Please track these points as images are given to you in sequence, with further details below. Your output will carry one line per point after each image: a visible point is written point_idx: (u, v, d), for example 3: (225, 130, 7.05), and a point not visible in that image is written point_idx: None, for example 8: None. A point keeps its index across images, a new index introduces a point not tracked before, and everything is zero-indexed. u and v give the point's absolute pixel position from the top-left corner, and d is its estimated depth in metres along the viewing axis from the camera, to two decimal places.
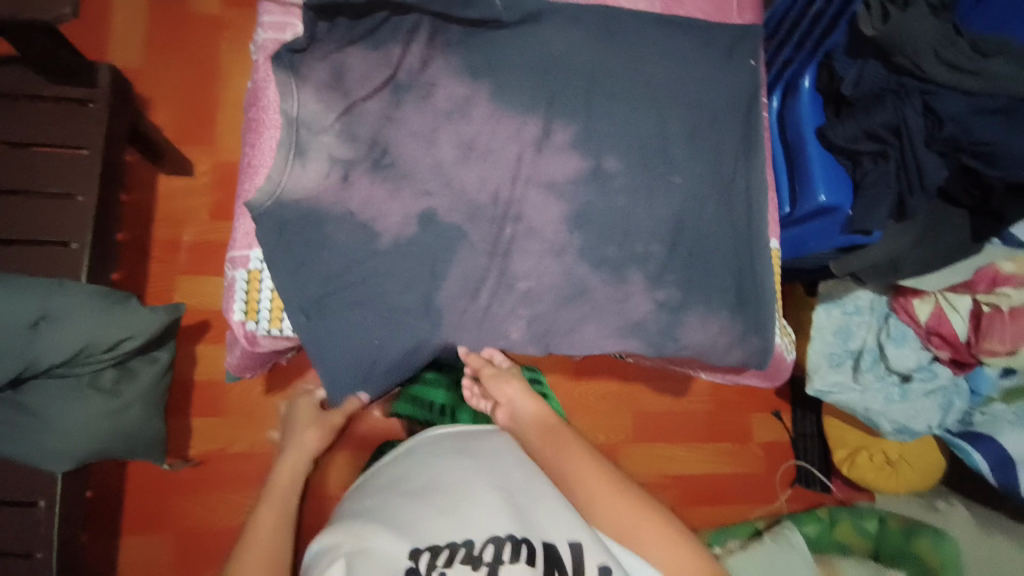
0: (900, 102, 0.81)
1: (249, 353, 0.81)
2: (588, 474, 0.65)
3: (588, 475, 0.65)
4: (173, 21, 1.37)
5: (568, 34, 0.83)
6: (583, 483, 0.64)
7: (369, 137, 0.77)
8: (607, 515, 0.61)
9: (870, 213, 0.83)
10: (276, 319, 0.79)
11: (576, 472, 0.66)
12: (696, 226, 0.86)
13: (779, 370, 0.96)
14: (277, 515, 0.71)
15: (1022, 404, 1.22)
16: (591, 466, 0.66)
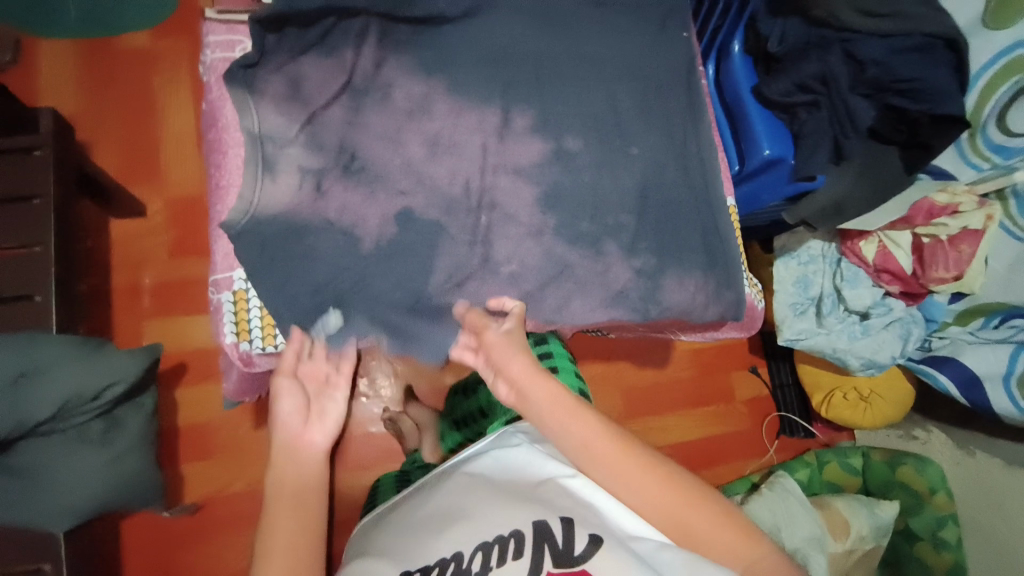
0: (823, 53, 0.88)
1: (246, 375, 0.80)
2: (607, 458, 0.67)
3: (607, 459, 0.67)
4: (100, 60, 1.33)
5: (511, 23, 0.86)
6: (604, 468, 0.67)
7: (336, 143, 0.79)
8: (636, 497, 0.66)
9: (811, 159, 0.90)
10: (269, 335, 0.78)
11: (611, 466, 0.67)
12: (658, 193, 0.91)
13: (753, 319, 1.01)
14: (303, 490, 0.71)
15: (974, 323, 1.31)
16: (628, 456, 0.67)
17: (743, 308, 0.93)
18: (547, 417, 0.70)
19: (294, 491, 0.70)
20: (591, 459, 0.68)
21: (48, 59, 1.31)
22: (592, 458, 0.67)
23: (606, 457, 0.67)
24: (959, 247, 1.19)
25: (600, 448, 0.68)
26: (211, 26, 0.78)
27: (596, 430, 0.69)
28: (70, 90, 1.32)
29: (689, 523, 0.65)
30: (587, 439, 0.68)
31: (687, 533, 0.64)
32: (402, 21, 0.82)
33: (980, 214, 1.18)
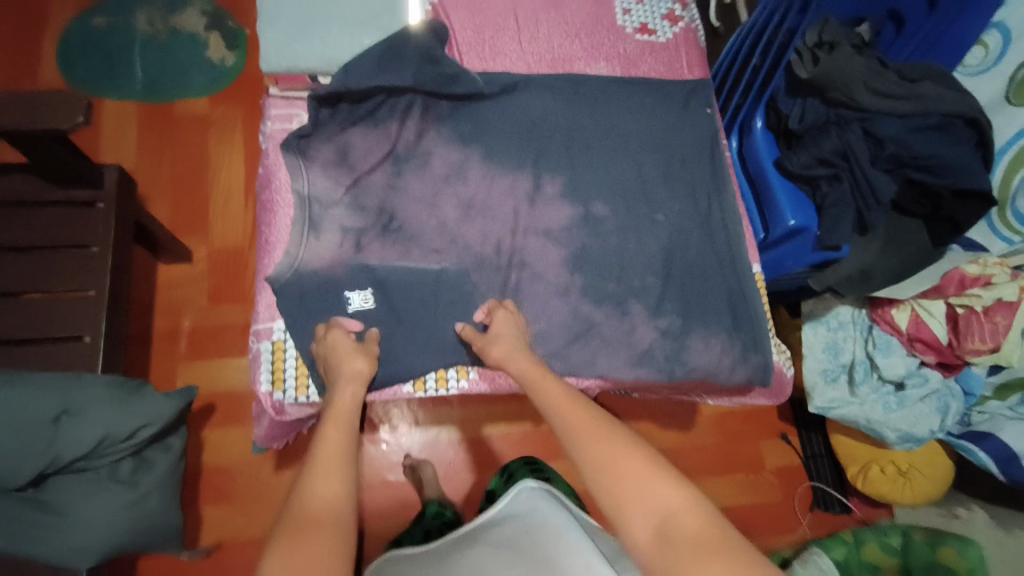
0: (842, 130, 0.92)
1: (276, 422, 0.82)
2: (564, 406, 0.68)
3: (564, 407, 0.67)
4: (165, 122, 1.46)
5: (543, 100, 0.95)
6: (563, 415, 0.66)
7: (378, 205, 0.85)
8: (584, 447, 0.62)
9: (837, 229, 0.92)
10: (302, 385, 0.79)
11: (571, 418, 0.66)
12: (681, 256, 0.94)
13: (782, 386, 0.98)
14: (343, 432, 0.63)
15: (1015, 398, 1.28)
16: (580, 410, 0.67)
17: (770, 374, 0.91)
18: (527, 380, 0.72)
19: (342, 450, 0.60)
20: (548, 407, 0.68)
21: (113, 122, 1.44)
22: (549, 408, 0.68)
23: (570, 418, 0.66)
24: (993, 318, 1.17)
25: (557, 402, 0.68)
26: (272, 102, 0.84)
27: (569, 394, 0.69)
28: (132, 149, 1.44)
29: (623, 480, 0.58)
30: (545, 391, 0.70)
31: (621, 487, 0.58)
32: (444, 97, 0.88)
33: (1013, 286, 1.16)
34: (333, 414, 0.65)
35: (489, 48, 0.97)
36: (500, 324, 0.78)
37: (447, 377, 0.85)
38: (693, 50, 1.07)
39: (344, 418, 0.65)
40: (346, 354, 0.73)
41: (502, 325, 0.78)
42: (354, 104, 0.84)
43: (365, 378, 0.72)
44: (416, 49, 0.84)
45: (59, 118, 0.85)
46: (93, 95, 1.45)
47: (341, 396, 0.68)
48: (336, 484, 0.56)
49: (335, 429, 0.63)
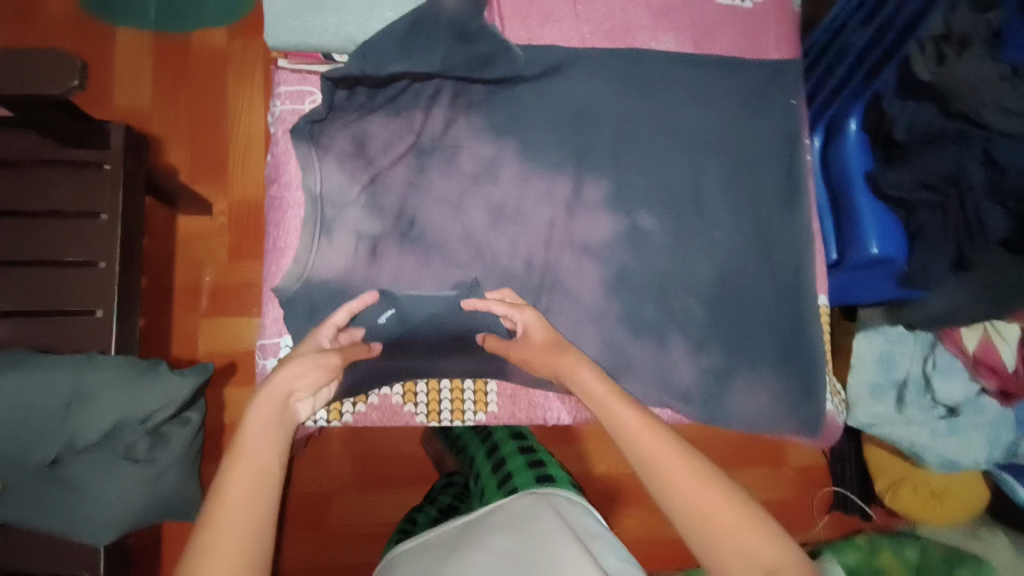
0: (958, 149, 0.75)
1: None
2: (637, 430, 0.59)
3: (638, 431, 0.59)
4: (180, 55, 1.35)
5: (594, 84, 0.81)
6: (635, 443, 0.58)
7: (399, 209, 0.75)
8: (678, 491, 0.55)
9: (928, 268, 0.80)
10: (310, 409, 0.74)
11: (644, 449, 0.57)
12: (736, 283, 0.83)
13: (830, 435, 0.87)
14: (247, 475, 0.53)
15: None
16: (658, 436, 0.58)
17: (822, 427, 0.82)
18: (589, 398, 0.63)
19: (238, 498, 0.52)
20: (616, 431, 0.60)
21: (123, 58, 1.33)
22: (614, 418, 0.60)
23: (643, 448, 0.58)
24: None
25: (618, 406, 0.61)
26: (282, 76, 0.74)
27: (633, 413, 0.60)
28: (145, 90, 1.34)
29: (722, 531, 0.53)
30: (608, 413, 0.61)
31: (723, 540, 0.53)
32: (478, 80, 0.76)
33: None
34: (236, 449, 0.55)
35: (536, 13, 0.80)
36: (539, 335, 0.70)
37: (464, 409, 0.76)
38: (785, 20, 0.87)
39: (259, 459, 0.55)
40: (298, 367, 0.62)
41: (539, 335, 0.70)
42: (372, 87, 0.71)
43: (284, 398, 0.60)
44: (450, 22, 0.70)
45: (51, 83, 0.76)
46: (106, 24, 1.34)
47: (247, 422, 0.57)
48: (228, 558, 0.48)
49: (242, 473, 0.53)
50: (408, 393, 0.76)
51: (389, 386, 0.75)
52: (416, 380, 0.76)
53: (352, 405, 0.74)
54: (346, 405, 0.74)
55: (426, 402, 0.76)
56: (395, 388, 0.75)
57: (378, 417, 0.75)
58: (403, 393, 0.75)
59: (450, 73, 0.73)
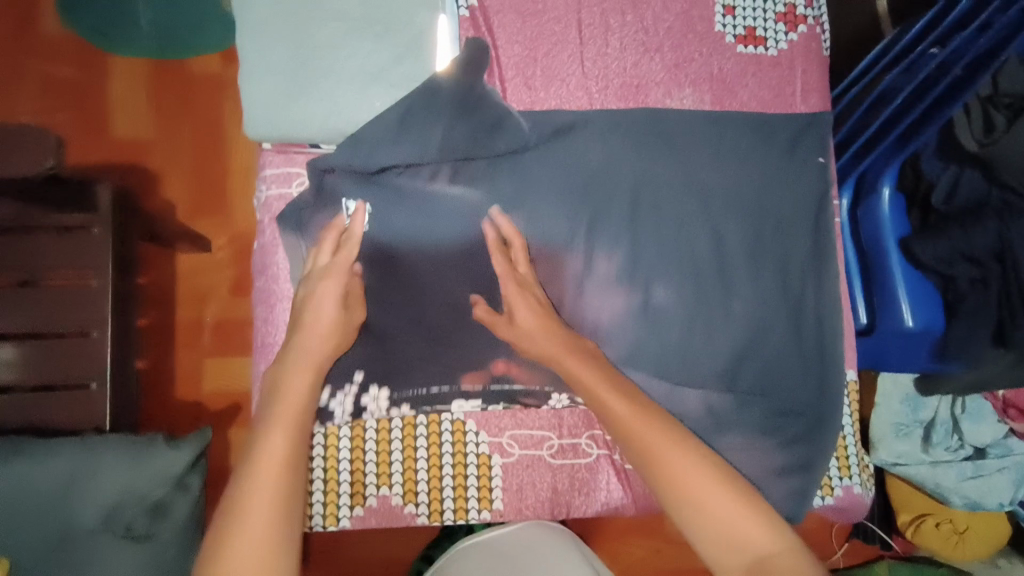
0: (1004, 220, 0.70)
1: None
2: (629, 419, 0.64)
3: (631, 420, 0.64)
4: (174, 78, 1.19)
5: (606, 146, 0.75)
6: (631, 434, 0.63)
7: (397, 295, 0.69)
8: (674, 476, 0.61)
9: (970, 344, 0.73)
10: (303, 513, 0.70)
11: (638, 436, 0.63)
12: (767, 355, 0.77)
13: (853, 510, 0.79)
14: (296, 427, 0.60)
15: None
16: (650, 424, 0.63)
17: (805, 510, 0.73)
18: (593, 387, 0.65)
19: (293, 443, 0.59)
20: (610, 421, 0.65)
21: (119, 88, 1.18)
22: (606, 408, 0.65)
23: (639, 436, 0.63)
24: None
25: (610, 396, 0.65)
26: (267, 159, 0.69)
27: (624, 402, 0.65)
28: (140, 122, 1.18)
29: (715, 517, 0.59)
30: (601, 402, 0.65)
31: (715, 520, 0.59)
32: (479, 154, 0.71)
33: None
34: (282, 401, 0.61)
35: (542, 73, 0.75)
36: (524, 319, 0.67)
37: (467, 507, 0.72)
38: (813, 69, 0.81)
39: (298, 415, 0.61)
40: (314, 318, 0.64)
41: (529, 313, 0.68)
42: (366, 175, 0.68)
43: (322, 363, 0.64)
44: (451, 100, 0.68)
45: (23, 164, 0.71)
46: None
47: (290, 376, 0.63)
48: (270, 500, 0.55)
49: (290, 425, 0.60)
50: (409, 493, 0.72)
51: (389, 487, 0.71)
52: (416, 479, 0.71)
53: (349, 509, 0.70)
54: (343, 509, 0.70)
55: (428, 502, 0.72)
56: (394, 489, 0.71)
57: (377, 520, 0.71)
58: (403, 494, 0.71)
59: (450, 155, 0.70)
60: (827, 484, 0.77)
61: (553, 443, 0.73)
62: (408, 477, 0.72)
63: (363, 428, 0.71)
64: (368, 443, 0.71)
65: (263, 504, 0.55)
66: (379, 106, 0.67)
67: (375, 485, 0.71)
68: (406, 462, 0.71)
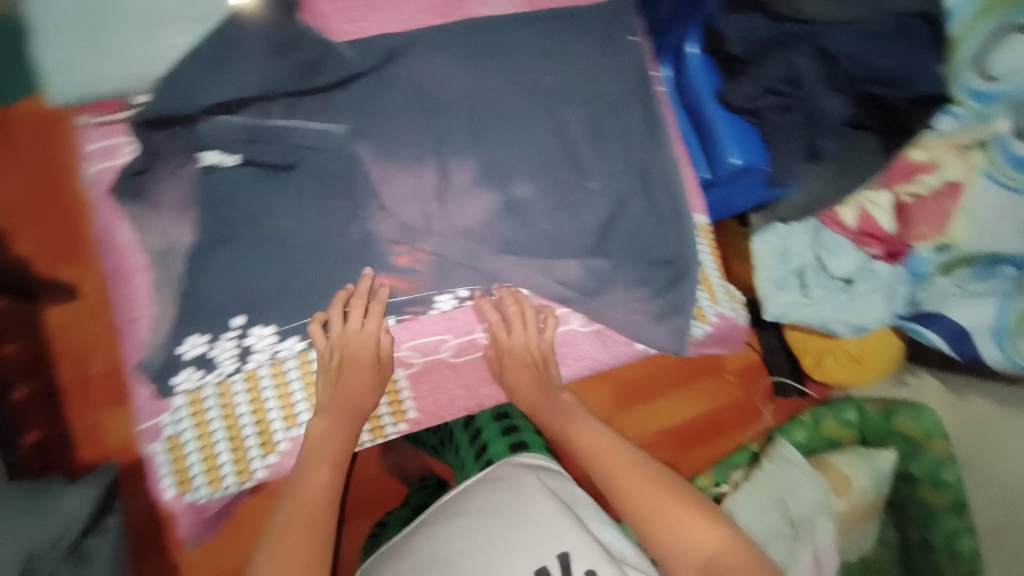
0: (788, 51, 0.79)
1: (196, 521, 0.76)
2: (593, 443, 0.79)
3: (595, 445, 0.79)
4: None
5: (436, 63, 0.78)
6: (596, 453, 0.78)
7: (261, 242, 0.70)
8: (626, 486, 0.74)
9: (785, 166, 0.84)
10: (213, 478, 0.74)
11: (601, 458, 0.78)
12: (628, 221, 0.84)
13: (731, 335, 0.95)
14: (330, 469, 0.70)
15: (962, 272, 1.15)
16: (612, 445, 0.79)
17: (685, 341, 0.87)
18: (559, 415, 0.83)
19: (328, 481, 0.69)
20: (576, 439, 0.80)
21: None
22: (572, 429, 0.81)
23: (603, 456, 0.77)
24: (944, 202, 1.09)
25: (572, 421, 0.82)
26: (87, 133, 0.67)
27: (590, 428, 0.81)
28: None
29: (663, 523, 0.70)
30: (569, 425, 0.82)
31: (665, 526, 0.70)
32: (307, 92, 0.72)
33: (960, 163, 1.06)
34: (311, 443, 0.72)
35: (360, 5, 0.75)
36: (512, 372, 0.84)
37: (383, 423, 0.82)
38: None
39: (334, 453, 0.72)
40: (352, 365, 0.74)
41: (517, 371, 0.84)
42: (194, 123, 0.68)
43: (358, 387, 0.75)
44: (258, 41, 0.69)
45: None
46: None
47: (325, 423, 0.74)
48: (308, 528, 0.64)
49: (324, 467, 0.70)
50: None
51: (298, 427, 0.77)
52: None
53: (260, 458, 0.75)
54: (257, 461, 0.75)
55: None
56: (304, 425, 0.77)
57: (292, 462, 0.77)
58: None
59: (280, 90, 0.70)
60: (703, 314, 0.90)
61: (450, 345, 0.82)
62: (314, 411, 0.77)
63: (255, 371, 0.74)
64: (266, 389, 0.74)
65: (301, 522, 0.64)
66: (182, 45, 0.67)
67: (282, 428, 0.76)
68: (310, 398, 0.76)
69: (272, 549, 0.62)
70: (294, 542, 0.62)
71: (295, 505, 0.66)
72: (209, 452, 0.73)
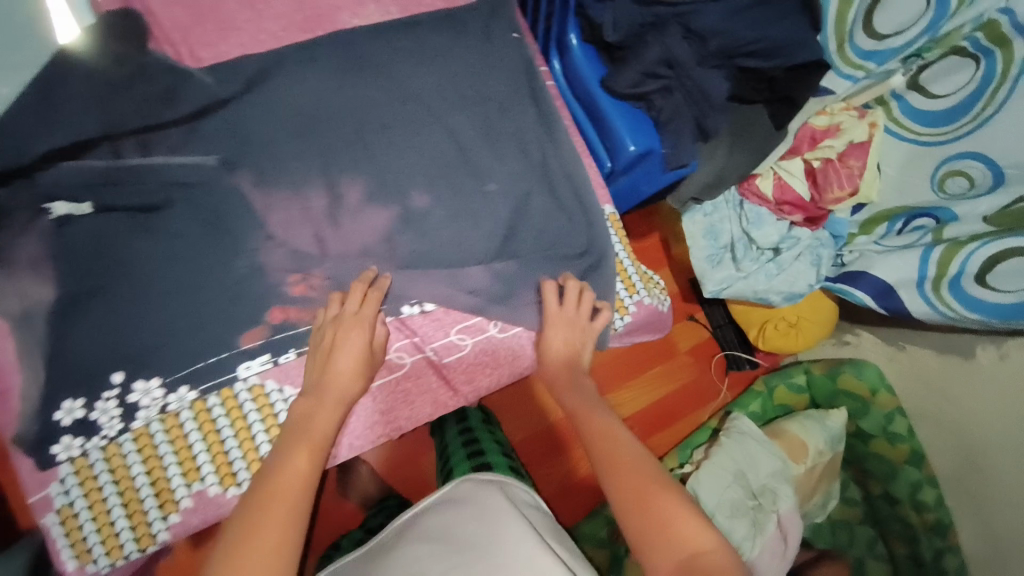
0: (661, 34, 0.79)
1: None
2: (588, 412, 0.76)
3: (590, 414, 0.75)
4: None
5: (313, 81, 0.75)
6: (589, 423, 0.74)
7: (138, 290, 0.66)
8: (611, 466, 0.68)
9: (679, 147, 0.84)
10: (114, 546, 0.69)
11: (595, 432, 0.73)
12: (529, 218, 0.82)
13: (660, 320, 0.93)
14: (309, 455, 0.64)
15: (879, 229, 1.25)
16: (606, 421, 0.74)
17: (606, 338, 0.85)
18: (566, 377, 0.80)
19: (308, 470, 0.63)
20: (576, 405, 0.77)
21: None
22: (570, 397, 0.78)
23: (596, 429, 0.73)
24: (848, 163, 1.18)
25: (572, 389, 0.78)
26: None
27: (589, 398, 0.77)
28: None
29: (648, 514, 0.63)
30: (571, 389, 0.79)
31: (648, 512, 0.63)
32: (166, 124, 0.69)
33: (860, 125, 1.17)
34: (296, 426, 0.67)
35: (212, 26, 0.73)
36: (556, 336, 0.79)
37: None
38: None
39: (318, 440, 0.66)
40: (343, 346, 0.69)
41: (555, 339, 0.80)
42: (35, 174, 0.64)
43: (347, 376, 0.69)
44: (101, 78, 0.67)
45: None
46: None
47: (314, 410, 0.68)
48: (279, 524, 0.58)
49: (306, 455, 0.64)
50: (227, 477, 0.71)
51: (202, 480, 0.70)
52: (229, 460, 0.70)
53: (163, 520, 0.69)
54: (158, 523, 0.69)
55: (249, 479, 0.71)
56: (208, 480, 0.70)
57: (200, 517, 0.71)
58: (220, 481, 0.70)
59: (129, 130, 0.67)
60: (623, 306, 0.88)
61: None
62: (220, 461, 0.70)
63: (145, 429, 0.67)
64: (160, 446, 0.68)
65: (270, 507, 0.58)
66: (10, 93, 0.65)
67: (184, 484, 0.69)
68: (213, 448, 0.70)
69: (232, 551, 0.55)
70: (265, 531, 0.56)
71: (264, 487, 0.61)
72: (107, 519, 0.68)
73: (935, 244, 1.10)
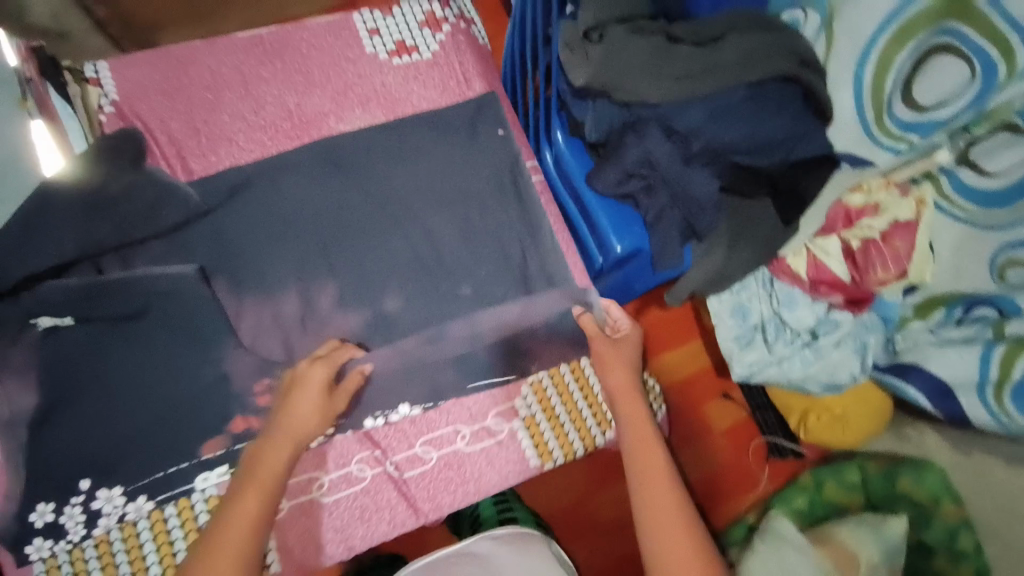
0: (640, 136, 0.74)
1: None
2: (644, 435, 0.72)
3: (644, 438, 0.72)
4: None
5: (295, 188, 0.77)
6: (642, 449, 0.71)
7: (107, 398, 0.68)
8: (649, 502, 0.67)
9: (666, 249, 0.78)
10: None
11: (641, 461, 0.70)
12: (504, 322, 0.79)
13: None
14: (259, 498, 0.62)
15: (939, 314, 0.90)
16: (657, 450, 0.71)
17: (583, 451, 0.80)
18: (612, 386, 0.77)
19: (252, 519, 0.60)
20: (629, 423, 0.74)
21: None
22: (628, 411, 0.75)
23: (639, 462, 0.71)
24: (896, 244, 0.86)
25: (628, 405, 0.75)
26: None
27: (642, 419, 0.74)
28: None
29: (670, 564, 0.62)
30: (629, 405, 0.75)
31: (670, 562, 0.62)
32: (145, 235, 0.73)
33: (906, 201, 0.86)
34: (253, 465, 0.64)
35: (205, 139, 0.78)
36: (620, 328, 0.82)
37: None
38: (468, 57, 0.88)
39: (267, 483, 0.63)
40: (304, 383, 0.69)
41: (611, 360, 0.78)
42: (16, 291, 0.68)
43: (307, 419, 0.67)
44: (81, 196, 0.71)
45: None
46: None
47: (268, 447, 0.65)
48: (231, 567, 0.57)
49: (253, 496, 0.62)
50: None
51: None
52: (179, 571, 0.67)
53: None
54: None
55: None
56: None
57: None
58: None
59: (102, 246, 0.71)
60: (604, 418, 0.82)
61: (323, 481, 0.71)
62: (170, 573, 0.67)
63: (105, 534, 0.66)
64: (117, 554, 0.66)
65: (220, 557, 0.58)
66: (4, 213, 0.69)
67: None
68: (165, 559, 0.67)
69: None
70: None
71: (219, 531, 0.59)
72: None
73: (995, 341, 0.79)
